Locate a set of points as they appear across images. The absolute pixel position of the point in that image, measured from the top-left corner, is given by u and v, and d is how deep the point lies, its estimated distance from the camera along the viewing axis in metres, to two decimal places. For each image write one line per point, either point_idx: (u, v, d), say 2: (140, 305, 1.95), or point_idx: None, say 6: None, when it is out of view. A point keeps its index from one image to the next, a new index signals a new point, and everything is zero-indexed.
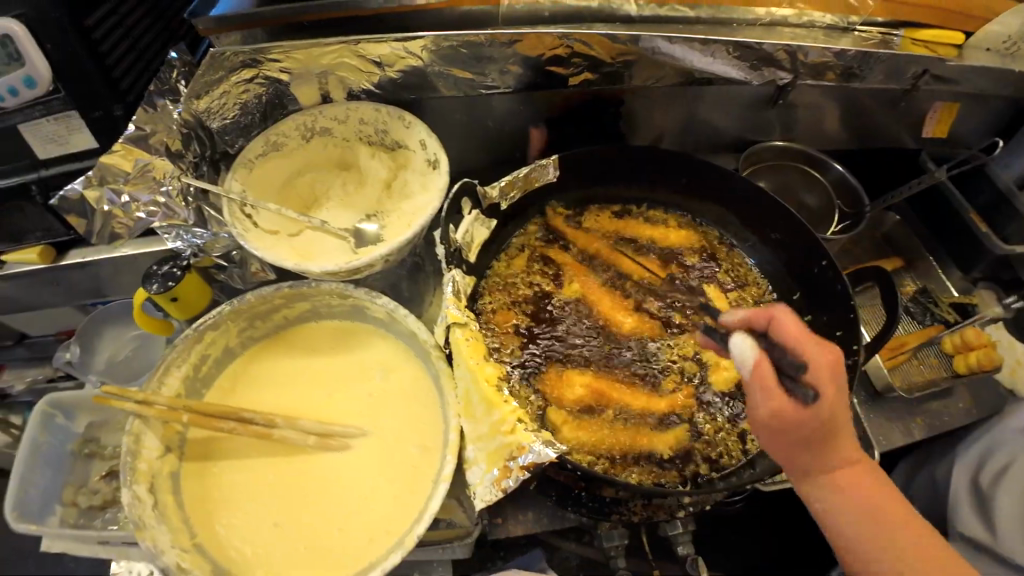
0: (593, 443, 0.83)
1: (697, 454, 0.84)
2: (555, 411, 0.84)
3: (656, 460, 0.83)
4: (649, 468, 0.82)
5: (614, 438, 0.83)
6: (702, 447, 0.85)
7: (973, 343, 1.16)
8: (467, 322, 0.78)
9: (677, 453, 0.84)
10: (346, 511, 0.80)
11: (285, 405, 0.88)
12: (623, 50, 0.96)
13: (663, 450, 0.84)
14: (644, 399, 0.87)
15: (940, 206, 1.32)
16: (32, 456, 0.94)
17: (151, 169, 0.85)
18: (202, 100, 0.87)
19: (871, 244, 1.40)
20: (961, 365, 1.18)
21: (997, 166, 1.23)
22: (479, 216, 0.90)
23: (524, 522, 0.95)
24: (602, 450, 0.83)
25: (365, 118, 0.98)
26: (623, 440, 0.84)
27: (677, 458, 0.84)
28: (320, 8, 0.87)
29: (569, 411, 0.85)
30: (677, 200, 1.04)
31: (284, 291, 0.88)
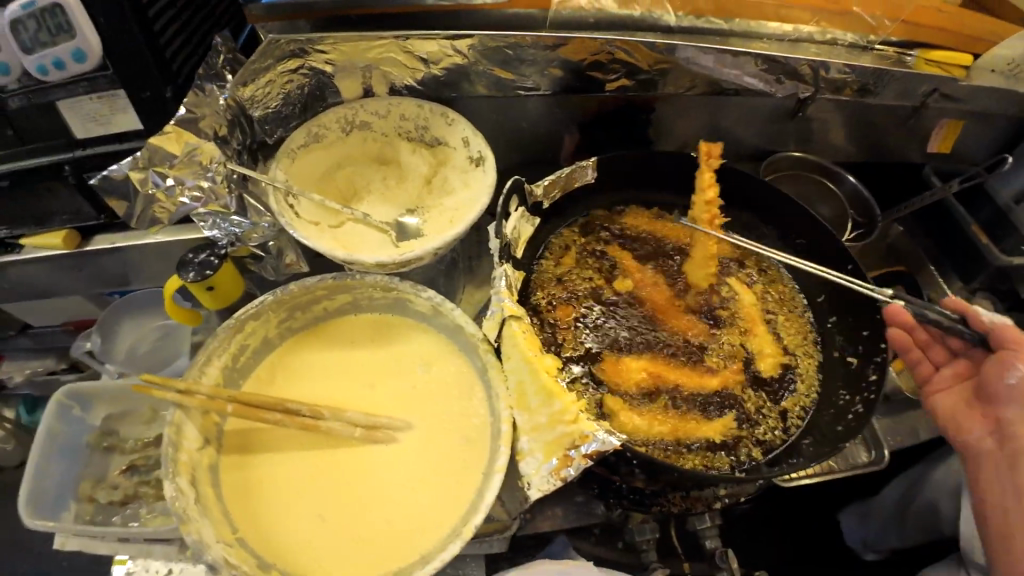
0: (648, 430, 0.82)
1: (747, 440, 0.85)
2: (612, 396, 0.84)
3: (708, 448, 0.83)
4: (703, 453, 0.83)
5: (667, 427, 0.83)
6: (750, 432, 0.86)
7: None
8: (523, 315, 0.79)
9: (726, 440, 0.84)
10: (395, 500, 0.79)
11: (331, 396, 0.86)
12: (660, 58, 1.00)
13: (714, 437, 0.84)
14: (695, 387, 0.88)
15: (945, 219, 1.39)
16: (47, 449, 0.91)
17: (198, 153, 0.83)
18: (248, 88, 0.86)
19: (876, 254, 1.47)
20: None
21: (997, 181, 1.29)
22: (524, 213, 0.92)
23: (554, 518, 0.97)
24: (655, 439, 0.82)
25: (407, 114, 0.99)
26: (676, 430, 0.83)
27: (728, 444, 0.84)
28: (373, 3, 0.88)
29: (625, 397, 0.85)
30: (706, 203, 1.07)
31: (327, 282, 0.88)
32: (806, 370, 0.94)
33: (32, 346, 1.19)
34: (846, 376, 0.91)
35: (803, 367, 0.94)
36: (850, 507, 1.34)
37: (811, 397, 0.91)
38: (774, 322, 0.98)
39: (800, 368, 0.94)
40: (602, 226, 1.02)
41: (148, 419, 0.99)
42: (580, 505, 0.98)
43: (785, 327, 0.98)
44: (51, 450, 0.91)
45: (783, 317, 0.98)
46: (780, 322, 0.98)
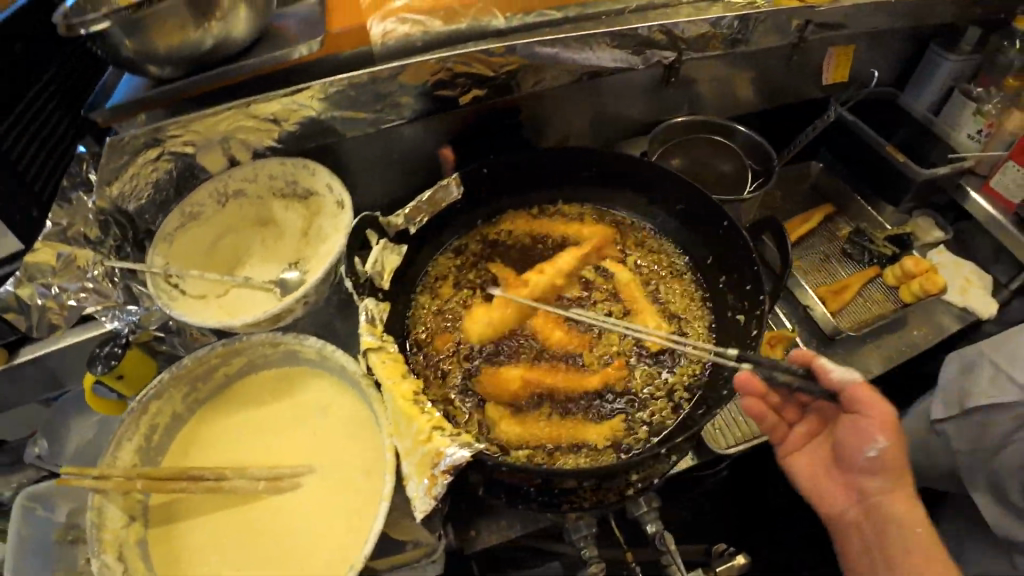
0: (526, 437, 0.85)
1: (634, 428, 0.87)
2: (492, 408, 0.87)
3: (589, 448, 0.85)
4: (588, 452, 0.84)
5: (545, 432, 0.85)
6: (636, 420, 0.88)
7: (915, 272, 1.28)
8: (380, 345, 0.82)
9: (608, 437, 0.85)
10: (303, 546, 0.82)
11: (240, 456, 0.90)
12: (503, 62, 1.01)
13: (597, 437, 0.85)
14: (573, 388, 0.90)
15: (860, 144, 1.40)
16: (20, 549, 0.96)
17: (73, 260, 0.89)
18: (115, 185, 0.91)
19: (801, 195, 1.51)
20: (909, 293, 1.28)
21: (910, 97, 1.42)
22: (387, 244, 0.94)
23: (499, 530, 1.00)
24: (536, 443, 0.85)
25: (274, 174, 1.04)
26: (556, 434, 0.86)
27: (613, 442, 0.85)
28: (206, 80, 0.90)
29: (507, 407, 0.88)
30: (582, 192, 1.09)
31: (218, 349, 0.93)
32: (696, 339, 0.94)
33: None
34: (735, 337, 0.91)
35: (693, 336, 0.95)
36: None
37: (706, 360, 0.93)
38: (662, 293, 1.00)
39: (689, 338, 0.95)
40: (481, 245, 1.06)
41: None
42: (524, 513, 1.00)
43: (671, 296, 1.00)
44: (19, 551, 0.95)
45: (668, 286, 1.00)
46: (665, 292, 1.00)
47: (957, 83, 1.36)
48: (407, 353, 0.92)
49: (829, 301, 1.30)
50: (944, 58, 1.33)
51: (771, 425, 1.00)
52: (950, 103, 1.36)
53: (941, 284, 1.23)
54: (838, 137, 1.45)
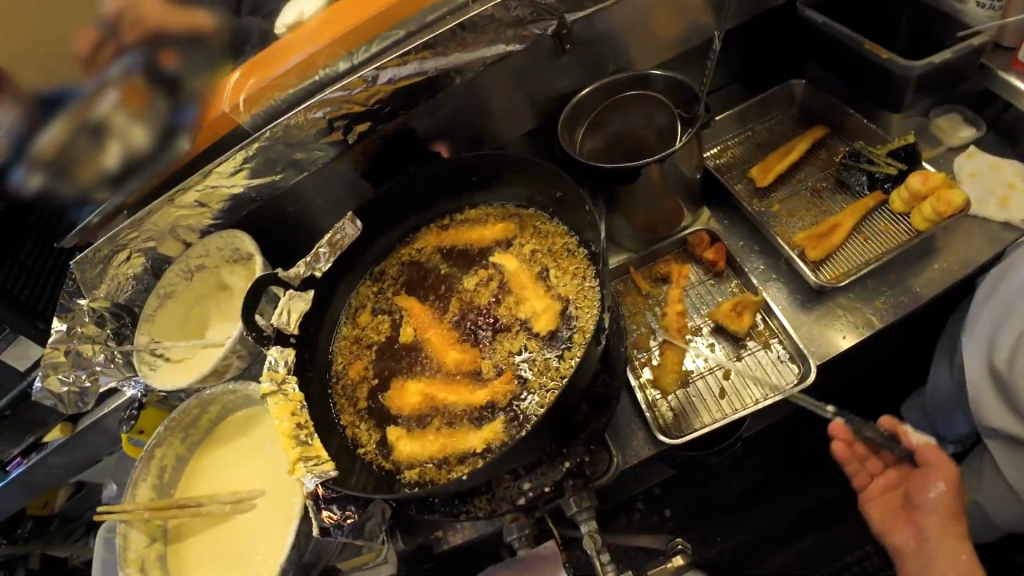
0: (419, 453, 0.90)
1: (514, 432, 0.86)
2: (392, 429, 0.94)
3: (470, 460, 0.86)
4: (470, 460, 0.87)
5: (434, 446, 0.89)
6: (516, 424, 0.87)
7: (923, 191, 1.08)
8: (276, 389, 0.93)
9: (489, 447, 0.86)
10: (259, 556, 1.00)
11: (219, 485, 1.11)
12: (369, 93, 1.05)
13: (476, 447, 0.87)
14: (463, 403, 0.92)
15: (836, 47, 1.16)
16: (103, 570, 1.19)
17: (80, 352, 1.12)
18: (101, 287, 1.14)
19: (790, 122, 1.32)
20: (920, 219, 1.08)
21: None
22: (293, 294, 1.04)
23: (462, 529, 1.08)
24: (427, 458, 0.89)
25: (219, 246, 1.21)
26: (443, 447, 0.89)
27: (491, 447, 0.86)
28: (143, 181, 1.07)
29: (406, 425, 0.94)
30: (479, 194, 1.13)
31: (195, 401, 1.12)
32: (581, 313, 0.93)
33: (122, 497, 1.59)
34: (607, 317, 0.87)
35: (579, 310, 0.93)
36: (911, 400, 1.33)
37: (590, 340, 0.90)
38: (550, 274, 1.00)
39: (575, 315, 0.93)
40: (397, 271, 1.14)
41: None
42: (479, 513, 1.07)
43: (558, 278, 0.98)
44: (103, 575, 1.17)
45: (555, 268, 0.99)
46: (553, 275, 0.99)
47: None
48: (328, 386, 1.03)
49: (812, 248, 1.13)
50: None
51: (852, 470, 1.13)
52: None
53: (955, 203, 1.03)
54: (815, 47, 1.23)
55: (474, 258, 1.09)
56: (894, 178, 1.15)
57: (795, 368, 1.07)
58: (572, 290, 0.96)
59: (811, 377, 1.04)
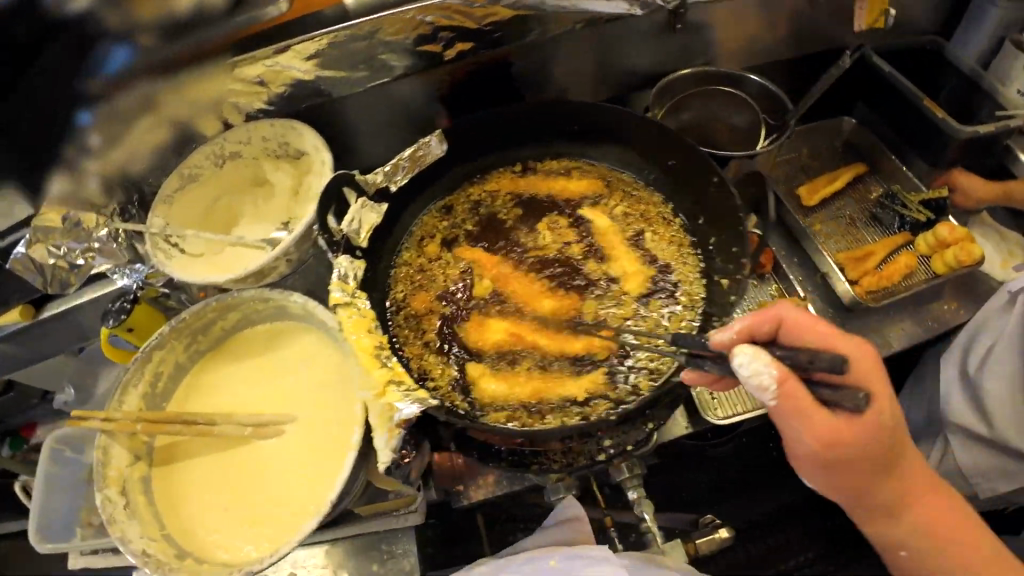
0: (507, 395, 0.84)
1: (616, 389, 0.83)
2: (473, 364, 0.87)
3: (569, 407, 0.83)
4: (566, 408, 0.83)
5: (525, 390, 0.84)
6: (618, 382, 0.84)
7: (949, 240, 1.10)
8: (350, 301, 0.83)
9: (589, 401, 0.83)
10: (280, 492, 0.87)
11: (230, 404, 0.97)
12: (488, 11, 0.98)
13: (574, 397, 0.83)
14: (555, 350, 0.87)
15: (892, 95, 1.19)
16: (49, 486, 1.05)
17: (80, 221, 0.95)
18: (115, 151, 0.97)
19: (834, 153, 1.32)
20: (941, 265, 1.10)
21: (956, 48, 1.19)
22: (365, 202, 0.93)
23: (485, 486, 1.07)
24: (515, 403, 0.84)
25: (266, 134, 1.06)
26: (535, 392, 0.84)
27: (592, 399, 0.83)
28: (214, 36, 0.92)
29: (487, 363, 0.87)
30: (569, 146, 1.04)
31: (212, 304, 0.98)
32: (682, 278, 0.90)
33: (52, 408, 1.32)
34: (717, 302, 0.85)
35: (678, 276, 0.90)
36: None
37: (695, 311, 0.87)
38: (643, 238, 0.96)
39: (675, 278, 0.91)
40: (469, 203, 1.04)
41: None
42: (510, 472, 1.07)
43: (654, 243, 0.94)
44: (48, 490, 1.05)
45: (651, 233, 0.95)
46: (650, 238, 0.95)
47: (1010, 32, 1.12)
48: (388, 309, 0.93)
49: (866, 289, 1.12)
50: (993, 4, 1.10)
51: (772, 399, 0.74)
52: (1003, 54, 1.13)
53: (976, 254, 1.05)
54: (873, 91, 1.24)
55: (556, 210, 1.01)
56: (920, 224, 1.16)
57: None
58: (671, 254, 0.93)
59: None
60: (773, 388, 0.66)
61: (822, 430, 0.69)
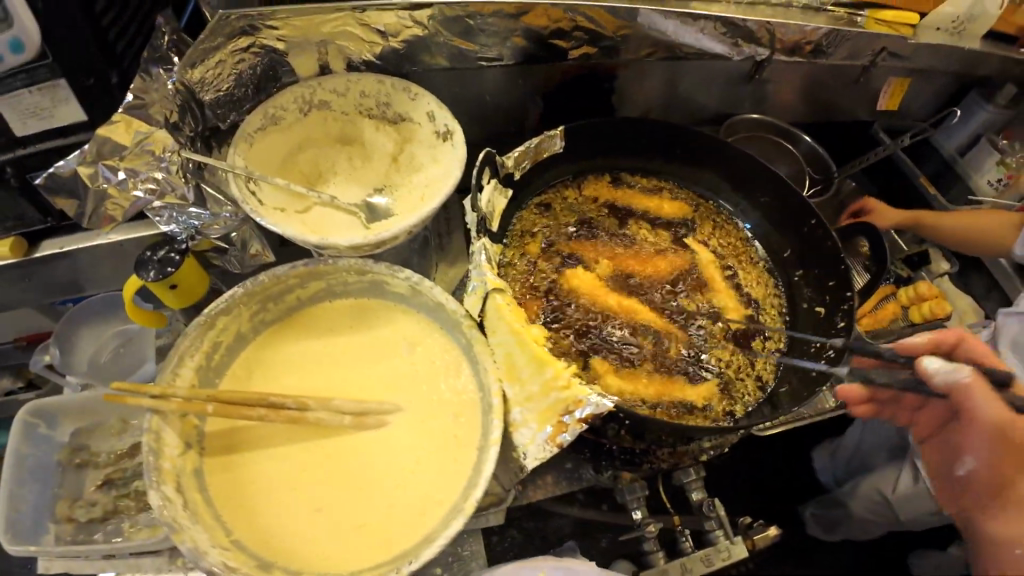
0: (633, 394, 0.87)
1: (727, 400, 0.90)
2: (597, 360, 0.88)
3: (692, 410, 0.88)
4: (685, 413, 0.88)
5: (651, 390, 0.87)
6: (727, 393, 0.91)
7: (926, 295, 1.24)
8: (505, 287, 0.79)
9: (706, 405, 0.89)
10: (386, 488, 0.78)
11: (311, 386, 0.85)
12: (622, 24, 1.00)
13: (694, 400, 0.89)
14: (673, 350, 0.93)
15: (891, 169, 1.36)
16: (18, 470, 0.83)
17: (149, 143, 0.77)
18: (197, 70, 0.80)
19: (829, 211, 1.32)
20: (916, 316, 1.23)
21: (942, 137, 1.35)
22: (497, 185, 0.90)
23: (544, 487, 1.04)
24: (641, 401, 0.86)
25: (368, 90, 0.95)
26: (660, 392, 0.88)
27: (709, 404, 0.89)
28: None
29: (610, 359, 0.89)
30: (667, 168, 1.09)
31: (299, 270, 0.85)
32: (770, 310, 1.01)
33: None
34: (813, 325, 0.96)
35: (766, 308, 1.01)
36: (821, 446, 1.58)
37: (783, 340, 0.98)
38: (733, 271, 1.05)
39: (761, 308, 1.01)
40: (570, 205, 1.04)
41: (121, 430, 0.91)
42: (570, 471, 1.05)
43: (746, 281, 1.04)
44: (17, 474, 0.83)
45: (740, 267, 1.05)
46: (741, 277, 1.04)
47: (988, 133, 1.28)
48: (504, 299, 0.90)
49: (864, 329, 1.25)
50: (983, 106, 1.26)
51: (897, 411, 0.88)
52: (979, 149, 1.28)
53: (947, 312, 1.19)
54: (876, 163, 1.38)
55: (655, 227, 1.06)
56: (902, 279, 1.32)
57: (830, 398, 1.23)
58: (757, 287, 1.03)
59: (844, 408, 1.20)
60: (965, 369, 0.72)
61: (996, 409, 0.73)
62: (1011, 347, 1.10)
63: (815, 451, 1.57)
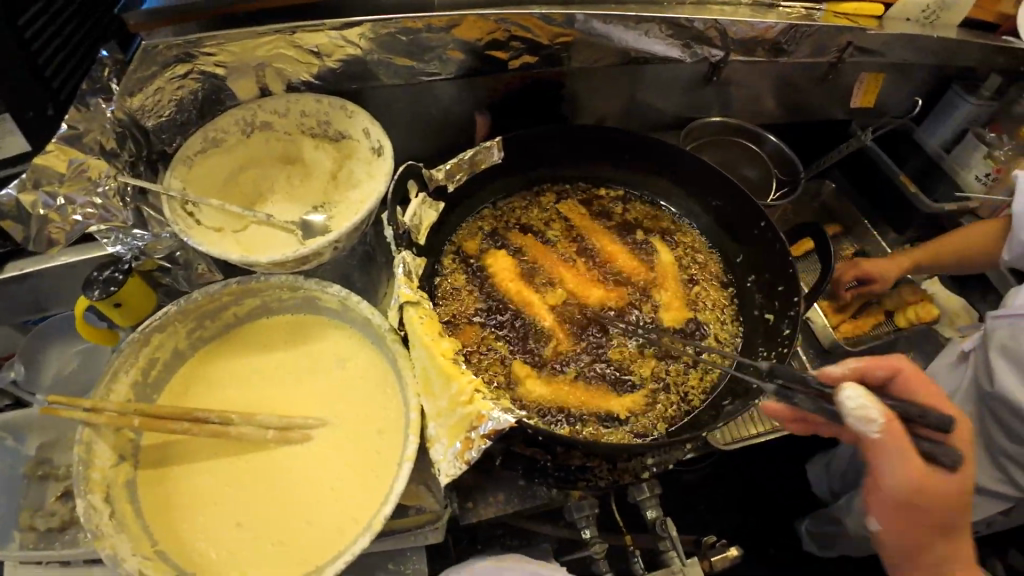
0: (549, 398, 0.86)
1: (653, 412, 0.87)
2: (520, 361, 0.88)
3: (607, 419, 0.85)
4: (604, 424, 0.85)
5: (569, 395, 0.86)
6: (653, 407, 0.88)
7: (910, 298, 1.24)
8: (419, 301, 0.80)
9: (628, 417, 0.86)
10: (303, 504, 0.79)
11: (242, 400, 0.86)
12: (561, 31, 0.99)
13: (615, 411, 0.86)
14: (604, 360, 0.91)
15: (870, 169, 1.32)
16: None
17: (86, 169, 0.83)
18: (137, 97, 0.84)
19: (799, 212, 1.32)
20: (902, 319, 1.23)
21: (924, 133, 1.31)
22: (425, 200, 0.90)
23: (494, 504, 1.01)
24: (555, 406, 0.85)
25: (307, 110, 0.97)
26: (577, 398, 0.86)
27: (632, 417, 0.86)
28: None
29: (533, 359, 0.89)
30: (622, 176, 1.07)
31: (232, 288, 0.86)
32: (720, 324, 0.97)
33: None
34: (764, 334, 0.92)
35: (718, 319, 0.97)
36: (814, 458, 1.48)
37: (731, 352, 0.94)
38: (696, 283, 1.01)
39: (712, 317, 0.97)
40: (520, 209, 1.04)
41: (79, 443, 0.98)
42: (522, 488, 1.02)
43: (704, 297, 0.99)
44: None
45: (702, 280, 1.01)
46: (702, 289, 1.00)
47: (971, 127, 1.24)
48: (433, 291, 0.91)
49: (828, 316, 1.24)
50: (963, 100, 1.22)
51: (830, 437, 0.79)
52: (964, 144, 1.24)
53: (934, 313, 1.19)
54: (857, 163, 1.36)
55: (616, 231, 1.05)
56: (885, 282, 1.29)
57: None
58: (714, 298, 0.99)
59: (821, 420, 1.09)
60: (880, 421, 0.62)
61: (903, 476, 0.64)
62: (1002, 353, 1.01)
63: (809, 465, 1.46)
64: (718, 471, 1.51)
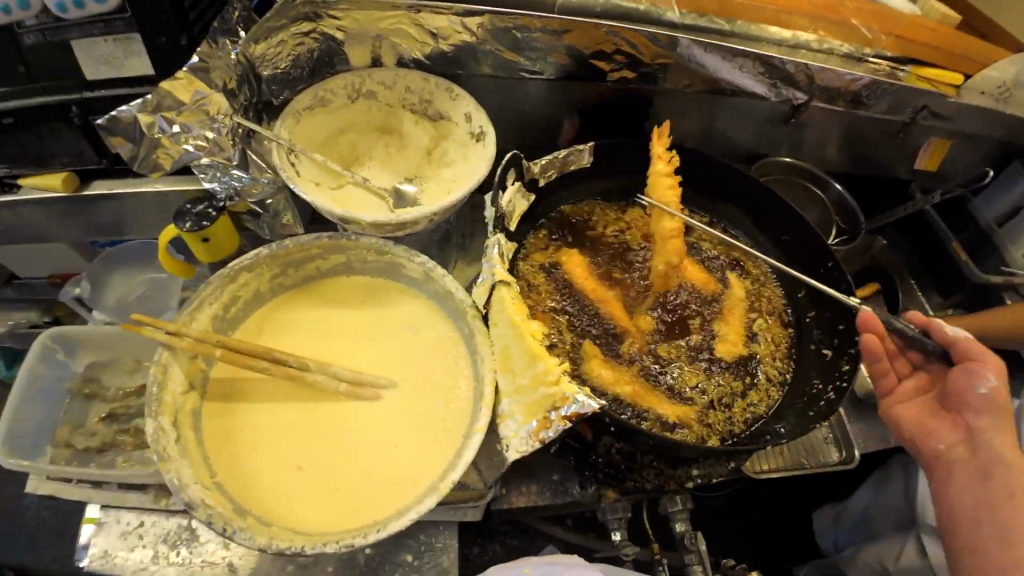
0: (611, 385, 0.88)
1: (702, 425, 0.89)
2: (589, 345, 0.91)
3: (661, 422, 0.88)
4: (657, 425, 0.87)
5: (628, 389, 0.88)
6: (703, 420, 0.90)
7: None
8: (512, 282, 0.83)
9: (679, 426, 0.88)
10: (364, 460, 0.80)
11: (316, 348, 0.88)
12: (661, 53, 1.03)
13: (668, 416, 0.88)
14: (664, 364, 0.94)
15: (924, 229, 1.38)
16: (29, 389, 0.95)
17: (207, 103, 0.85)
18: (261, 46, 0.87)
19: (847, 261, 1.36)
20: None
21: (981, 203, 1.34)
22: (519, 187, 0.95)
23: (528, 494, 1.00)
24: (615, 395, 0.88)
25: (412, 86, 1.00)
26: (635, 394, 0.89)
27: (682, 426, 0.88)
28: None
29: (602, 347, 0.92)
30: (696, 199, 1.11)
31: (323, 241, 0.89)
32: (772, 357, 0.99)
33: (19, 295, 1.22)
34: (820, 370, 0.95)
35: (770, 353, 0.99)
36: (824, 506, 1.52)
37: (780, 387, 0.95)
38: (753, 320, 1.02)
39: (765, 349, 0.99)
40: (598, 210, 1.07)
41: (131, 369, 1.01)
42: (556, 483, 1.00)
43: (761, 330, 1.01)
44: (31, 390, 0.95)
45: (761, 317, 1.02)
46: (759, 323, 1.02)
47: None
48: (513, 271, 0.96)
49: None
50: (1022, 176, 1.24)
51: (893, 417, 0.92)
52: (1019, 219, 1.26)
53: None
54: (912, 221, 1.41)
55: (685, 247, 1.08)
56: None
57: (835, 452, 1.15)
58: (769, 332, 1.01)
59: (851, 464, 1.14)
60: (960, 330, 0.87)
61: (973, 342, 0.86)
62: None
63: (817, 513, 1.51)
64: (725, 502, 1.54)
